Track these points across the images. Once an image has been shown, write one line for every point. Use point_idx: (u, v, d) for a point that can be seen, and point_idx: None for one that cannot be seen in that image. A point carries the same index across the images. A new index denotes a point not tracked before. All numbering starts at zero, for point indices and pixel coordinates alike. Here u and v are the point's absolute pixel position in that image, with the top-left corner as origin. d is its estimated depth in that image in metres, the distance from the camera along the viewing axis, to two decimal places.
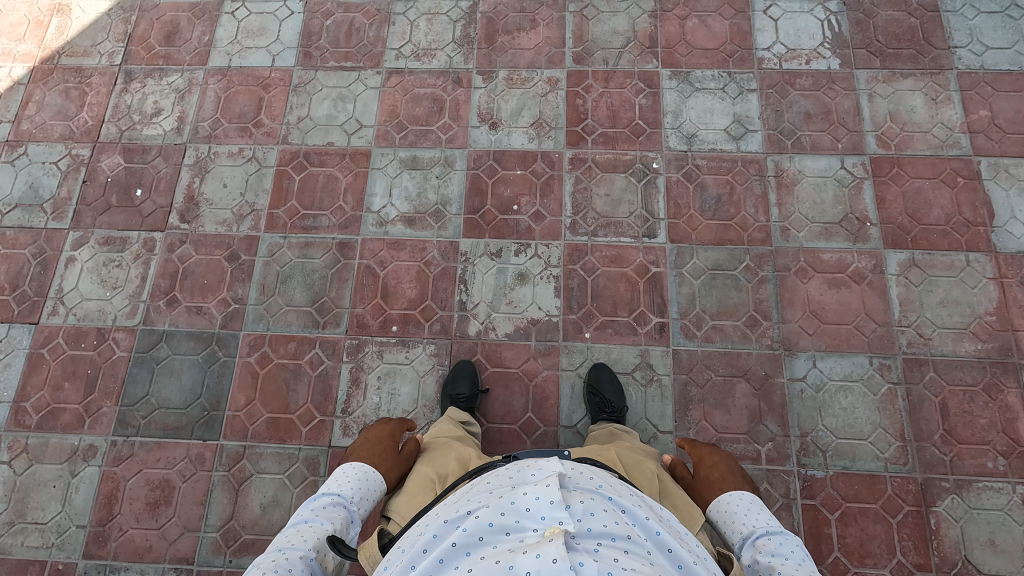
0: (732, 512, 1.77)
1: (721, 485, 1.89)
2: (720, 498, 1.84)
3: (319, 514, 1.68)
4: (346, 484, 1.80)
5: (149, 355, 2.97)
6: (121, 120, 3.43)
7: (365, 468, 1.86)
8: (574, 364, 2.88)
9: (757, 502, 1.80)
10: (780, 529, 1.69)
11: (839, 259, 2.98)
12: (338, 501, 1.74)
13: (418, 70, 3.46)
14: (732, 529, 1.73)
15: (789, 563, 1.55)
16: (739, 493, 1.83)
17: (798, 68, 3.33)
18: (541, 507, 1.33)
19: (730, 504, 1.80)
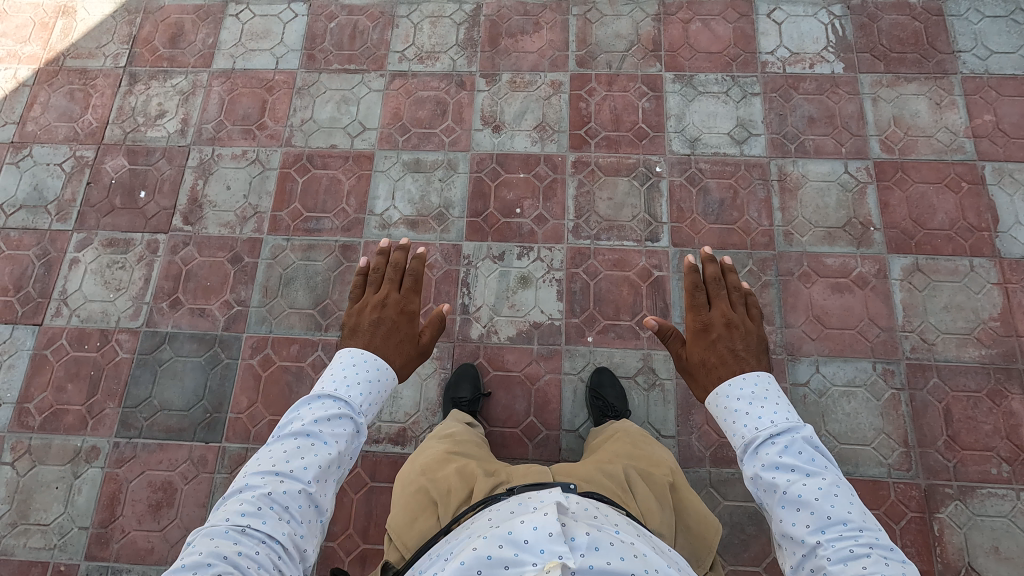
0: (731, 410, 1.56)
1: (717, 372, 1.63)
2: (718, 391, 1.60)
3: (323, 425, 1.57)
4: (355, 387, 1.65)
5: (152, 357, 2.97)
6: (125, 121, 3.44)
7: (381, 365, 1.70)
8: (576, 368, 2.88)
9: (762, 382, 1.58)
10: (786, 424, 1.50)
11: (842, 264, 2.97)
12: (346, 414, 1.61)
13: (421, 73, 3.46)
14: (734, 433, 1.54)
15: (799, 481, 1.43)
16: (740, 380, 1.59)
17: (801, 72, 3.33)
18: (540, 539, 1.33)
19: (730, 401, 1.57)
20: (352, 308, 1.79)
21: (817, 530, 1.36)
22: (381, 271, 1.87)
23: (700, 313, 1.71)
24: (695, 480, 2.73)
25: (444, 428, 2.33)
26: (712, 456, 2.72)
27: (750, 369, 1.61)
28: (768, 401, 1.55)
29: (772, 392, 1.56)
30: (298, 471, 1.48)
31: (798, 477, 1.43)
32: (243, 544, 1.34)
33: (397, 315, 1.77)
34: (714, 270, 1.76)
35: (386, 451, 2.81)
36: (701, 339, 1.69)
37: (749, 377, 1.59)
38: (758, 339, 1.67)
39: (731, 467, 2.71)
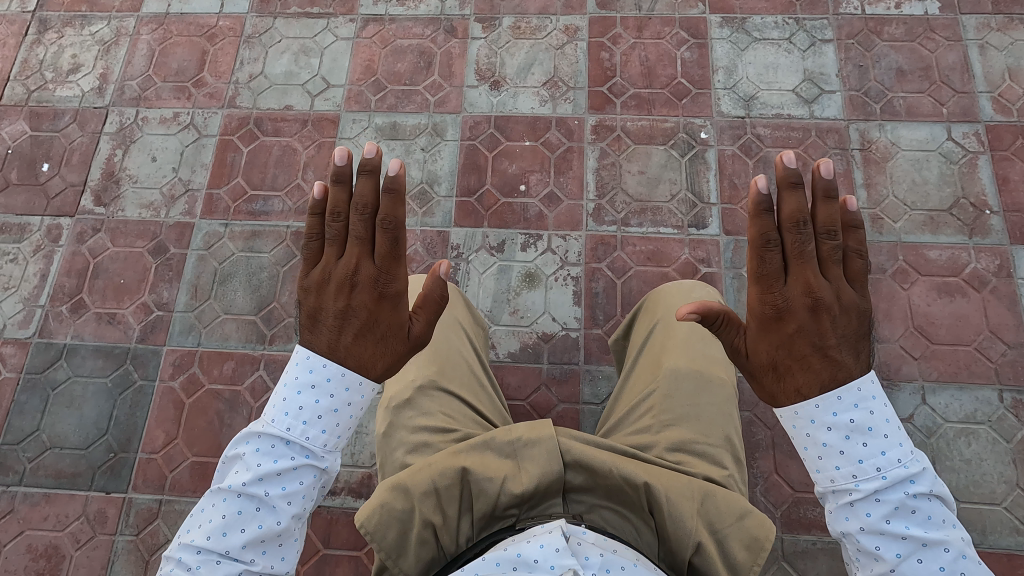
0: (818, 447, 1.05)
1: (793, 382, 1.07)
2: (801, 408, 1.06)
3: (268, 484, 1.08)
4: (315, 423, 1.11)
5: (43, 378, 2.28)
6: (30, 78, 2.74)
7: (351, 384, 1.13)
8: (599, 395, 2.17)
9: (872, 396, 1.03)
10: (898, 474, 1.00)
11: (951, 258, 2.25)
12: (301, 467, 1.10)
13: (401, 17, 2.75)
14: (818, 473, 1.06)
15: (915, 561, 0.99)
16: (832, 402, 1.04)
17: (886, 14, 2.60)
18: (547, 558, 1.01)
19: (816, 431, 1.05)
20: (308, 278, 1.17)
21: None
22: (346, 219, 1.15)
23: (771, 291, 1.07)
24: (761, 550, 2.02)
25: (417, 380, 1.54)
26: (784, 517, 2.01)
27: (847, 377, 1.04)
28: (875, 442, 1.02)
29: (882, 425, 1.02)
30: (236, 550, 1.06)
31: (908, 548, 0.99)
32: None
33: (374, 303, 1.14)
34: (795, 206, 1.05)
35: (347, 506, 2.12)
36: (772, 333, 1.09)
37: (846, 397, 1.03)
38: (857, 313, 1.06)
39: (810, 534, 1.99)
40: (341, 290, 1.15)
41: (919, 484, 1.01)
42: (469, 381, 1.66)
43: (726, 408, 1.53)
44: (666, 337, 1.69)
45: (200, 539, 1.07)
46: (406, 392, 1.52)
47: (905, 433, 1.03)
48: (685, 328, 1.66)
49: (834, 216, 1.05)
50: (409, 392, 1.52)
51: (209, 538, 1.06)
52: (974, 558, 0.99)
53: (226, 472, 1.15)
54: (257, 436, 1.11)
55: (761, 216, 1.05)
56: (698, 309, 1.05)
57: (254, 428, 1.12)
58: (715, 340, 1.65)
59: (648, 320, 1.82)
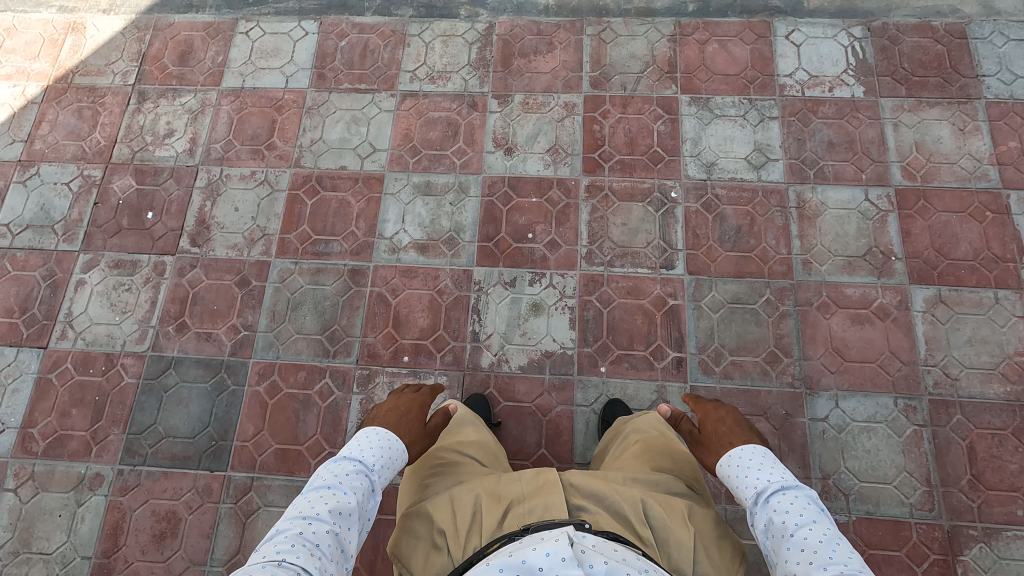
0: (745, 467, 1.72)
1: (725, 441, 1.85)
2: (730, 454, 1.78)
3: (341, 477, 1.62)
4: (367, 450, 1.72)
5: (157, 383, 2.93)
6: (133, 140, 3.41)
7: (388, 435, 1.79)
8: (588, 399, 2.82)
9: (761, 455, 1.74)
10: (792, 483, 1.65)
11: (862, 295, 2.90)
12: (360, 469, 1.66)
13: (432, 93, 3.41)
14: (746, 482, 1.69)
15: (803, 524, 1.52)
16: (749, 447, 1.78)
17: (821, 96, 3.25)
18: (553, 564, 1.33)
19: (742, 459, 1.75)
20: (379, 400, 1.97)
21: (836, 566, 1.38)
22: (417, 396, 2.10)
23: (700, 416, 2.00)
24: None
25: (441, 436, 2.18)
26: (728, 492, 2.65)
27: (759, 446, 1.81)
28: (778, 467, 1.71)
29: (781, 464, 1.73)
30: (321, 513, 1.51)
31: (802, 520, 1.54)
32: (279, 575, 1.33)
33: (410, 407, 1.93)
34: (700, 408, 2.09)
35: (395, 483, 2.77)
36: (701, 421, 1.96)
37: (757, 449, 1.77)
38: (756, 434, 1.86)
39: None
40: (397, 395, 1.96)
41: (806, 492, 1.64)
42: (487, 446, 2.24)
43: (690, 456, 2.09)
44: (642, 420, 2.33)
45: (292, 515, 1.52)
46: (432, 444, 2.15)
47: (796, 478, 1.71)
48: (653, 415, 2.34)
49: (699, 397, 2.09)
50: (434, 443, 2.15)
51: (300, 509, 1.53)
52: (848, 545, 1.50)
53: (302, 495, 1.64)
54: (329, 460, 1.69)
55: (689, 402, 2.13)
56: (669, 408, 2.12)
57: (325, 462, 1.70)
58: (675, 431, 2.35)
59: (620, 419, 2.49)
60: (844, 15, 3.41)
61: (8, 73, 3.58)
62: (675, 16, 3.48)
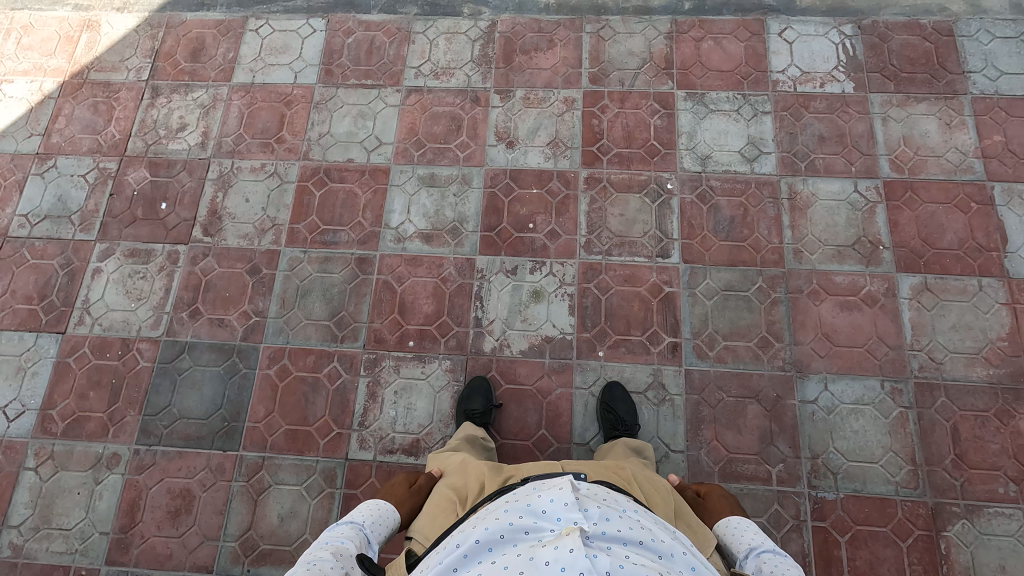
0: (739, 532, 1.84)
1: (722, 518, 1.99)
2: (731, 519, 1.91)
3: (337, 532, 1.75)
4: (357, 514, 1.87)
5: (172, 366, 3.04)
6: (147, 134, 3.52)
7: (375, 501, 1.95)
8: (587, 382, 2.92)
9: (755, 526, 1.86)
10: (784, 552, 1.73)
11: (851, 282, 3.01)
12: (353, 526, 1.79)
13: (436, 88, 3.53)
14: (739, 544, 1.79)
15: (789, 572, 1.59)
16: (744, 521, 1.90)
17: (812, 91, 3.37)
18: (557, 509, 1.45)
19: (738, 525, 1.87)
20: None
21: None
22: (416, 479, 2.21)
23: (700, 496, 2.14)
24: None
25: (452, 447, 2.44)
26: (721, 471, 2.76)
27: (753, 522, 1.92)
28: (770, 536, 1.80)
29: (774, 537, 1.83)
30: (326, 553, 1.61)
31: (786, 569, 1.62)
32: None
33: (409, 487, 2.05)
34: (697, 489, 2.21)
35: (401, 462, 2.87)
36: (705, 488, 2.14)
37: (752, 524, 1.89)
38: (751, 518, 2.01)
39: (740, 482, 2.74)
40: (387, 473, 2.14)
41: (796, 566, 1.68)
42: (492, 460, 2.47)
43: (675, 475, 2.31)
44: (620, 449, 2.50)
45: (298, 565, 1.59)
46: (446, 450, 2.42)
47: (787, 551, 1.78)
48: (628, 444, 2.51)
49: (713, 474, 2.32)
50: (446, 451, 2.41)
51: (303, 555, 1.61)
52: None
53: None
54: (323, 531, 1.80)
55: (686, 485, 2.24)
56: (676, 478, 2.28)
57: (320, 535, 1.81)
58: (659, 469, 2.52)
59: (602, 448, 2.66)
60: (835, 14, 3.52)
61: (25, 69, 3.70)
62: (672, 14, 3.60)
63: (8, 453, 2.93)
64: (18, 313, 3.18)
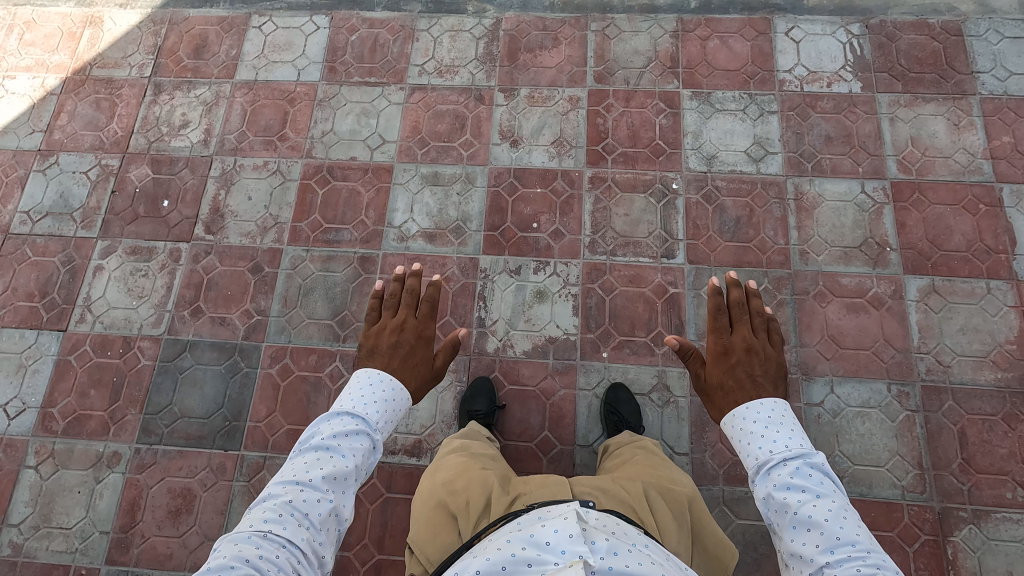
0: (747, 435, 1.61)
1: (734, 397, 1.67)
2: (736, 413, 1.63)
3: (340, 439, 1.64)
4: (371, 406, 1.71)
5: (173, 365, 3.03)
6: (149, 131, 3.50)
7: (398, 386, 1.77)
8: (591, 383, 2.90)
9: (766, 416, 1.61)
10: (799, 452, 1.55)
11: (858, 284, 2.98)
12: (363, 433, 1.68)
13: (441, 86, 3.50)
14: (747, 454, 1.59)
15: (807, 501, 1.47)
16: (755, 406, 1.63)
17: (819, 91, 3.34)
18: (560, 540, 1.39)
19: (746, 422, 1.62)
20: (370, 328, 1.85)
21: (827, 550, 1.40)
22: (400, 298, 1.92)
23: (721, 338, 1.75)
24: (708, 498, 2.73)
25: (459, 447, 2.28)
26: (726, 474, 2.73)
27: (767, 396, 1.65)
28: (784, 430, 1.59)
29: (788, 421, 1.60)
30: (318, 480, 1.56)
31: (806, 496, 1.48)
32: (263, 548, 1.40)
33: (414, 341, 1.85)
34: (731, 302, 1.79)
35: (403, 463, 2.85)
36: (721, 363, 1.72)
37: (766, 403, 1.64)
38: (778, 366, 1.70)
39: (745, 486, 2.71)
40: (393, 331, 1.84)
41: (816, 458, 1.55)
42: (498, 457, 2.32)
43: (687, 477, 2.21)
44: (632, 441, 2.45)
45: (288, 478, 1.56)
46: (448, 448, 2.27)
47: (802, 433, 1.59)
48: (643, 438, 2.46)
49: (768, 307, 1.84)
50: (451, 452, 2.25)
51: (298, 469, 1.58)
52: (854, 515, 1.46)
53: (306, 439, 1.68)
54: (332, 414, 1.70)
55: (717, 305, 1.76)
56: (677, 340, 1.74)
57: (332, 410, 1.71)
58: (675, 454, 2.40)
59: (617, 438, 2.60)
60: (843, 13, 3.49)
61: (28, 65, 3.68)
62: (678, 12, 3.57)
63: (8, 451, 2.92)
64: (19, 311, 3.16)
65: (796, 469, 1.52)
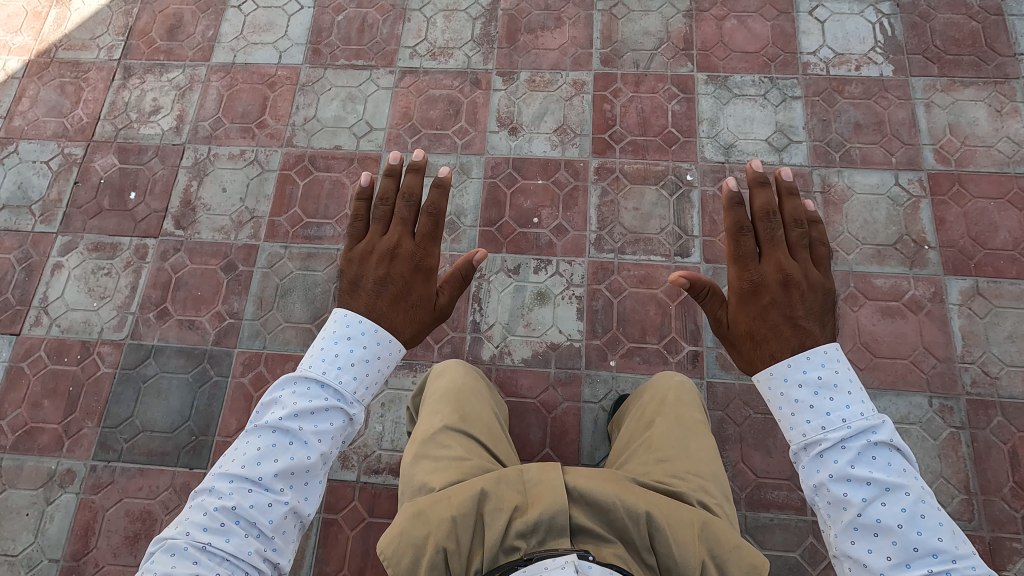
0: (791, 403, 1.38)
1: (769, 348, 1.46)
2: (775, 373, 1.41)
3: (303, 419, 1.43)
4: (345, 372, 1.48)
5: (135, 373, 2.74)
6: (117, 117, 3.22)
7: (382, 340, 1.52)
8: (597, 395, 2.61)
9: (816, 382, 1.37)
10: (861, 431, 1.31)
11: (894, 285, 2.69)
12: (332, 409, 1.46)
13: (434, 70, 3.22)
14: (793, 429, 1.38)
15: (872, 501, 1.27)
16: (802, 362, 1.39)
17: (847, 75, 3.05)
18: None
19: (790, 390, 1.39)
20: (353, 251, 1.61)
21: (899, 561, 1.22)
22: (391, 204, 1.66)
23: (746, 269, 1.51)
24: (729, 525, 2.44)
25: (443, 424, 1.92)
26: (748, 498, 2.44)
27: (816, 343, 1.41)
28: (840, 397, 1.35)
29: (845, 383, 1.36)
30: (269, 478, 1.37)
31: (871, 494, 1.27)
32: (201, 565, 1.26)
33: (410, 273, 1.59)
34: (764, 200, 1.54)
35: (388, 483, 2.56)
36: (751, 304, 1.50)
37: (814, 358, 1.39)
38: (821, 292, 1.47)
39: (770, 512, 2.42)
40: (381, 261, 1.59)
41: (880, 433, 1.32)
42: (489, 429, 2.00)
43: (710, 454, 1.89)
44: (658, 402, 2.09)
45: (234, 470, 1.38)
46: (431, 428, 1.92)
47: (864, 393, 1.35)
48: (673, 393, 2.08)
49: (795, 211, 1.54)
50: (434, 430, 1.90)
51: (245, 464, 1.36)
52: (932, 503, 1.27)
53: (265, 413, 1.48)
54: (297, 381, 1.48)
55: (734, 210, 1.52)
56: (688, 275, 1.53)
57: (296, 376, 1.49)
58: (698, 412, 2.05)
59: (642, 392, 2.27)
60: None
61: None
62: None
63: None
64: None
65: (856, 453, 1.29)
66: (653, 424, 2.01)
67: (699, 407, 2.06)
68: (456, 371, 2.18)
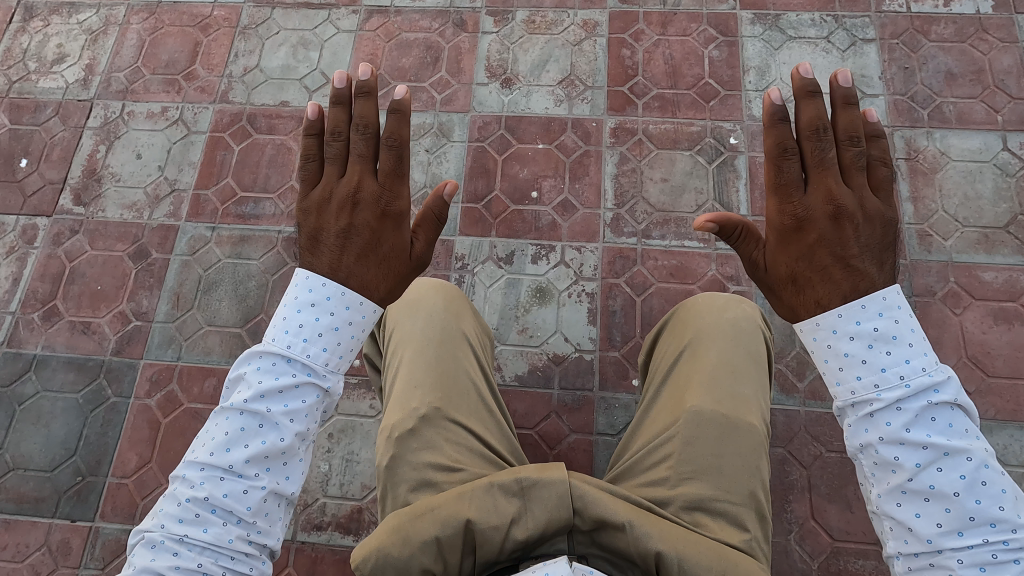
0: (839, 358, 0.94)
1: (813, 293, 0.98)
2: (822, 327, 0.95)
3: (271, 396, 0.99)
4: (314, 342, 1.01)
5: (10, 391, 2.10)
6: (11, 67, 2.58)
7: (351, 304, 1.02)
8: (615, 425, 1.96)
9: (879, 331, 0.92)
10: (923, 384, 0.90)
11: (1008, 281, 2.03)
12: (303, 386, 1.00)
13: (407, 9, 2.57)
14: (838, 386, 0.94)
15: (931, 471, 0.88)
16: (856, 311, 0.93)
17: (933, 12, 2.39)
18: None
19: (840, 341, 0.94)
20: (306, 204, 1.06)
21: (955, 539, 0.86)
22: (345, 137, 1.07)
23: (789, 201, 0.99)
24: None
25: (420, 409, 1.28)
26: (823, 570, 1.79)
27: (870, 287, 0.95)
28: (899, 351, 0.91)
29: (907, 334, 0.91)
30: (239, 466, 0.95)
31: (927, 461, 0.88)
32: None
33: (378, 222, 1.05)
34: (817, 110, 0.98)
35: (334, 543, 1.91)
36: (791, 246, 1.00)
37: (870, 306, 0.93)
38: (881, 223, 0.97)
39: None
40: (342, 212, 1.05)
41: (945, 392, 0.90)
42: (473, 406, 1.38)
43: (755, 460, 1.25)
44: (690, 362, 1.40)
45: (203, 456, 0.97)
46: (396, 411, 1.30)
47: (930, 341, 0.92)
48: (715, 352, 1.37)
49: (856, 120, 0.97)
50: (412, 421, 1.27)
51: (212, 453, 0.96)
52: (997, 468, 0.88)
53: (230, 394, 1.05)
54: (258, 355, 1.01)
55: (778, 125, 0.98)
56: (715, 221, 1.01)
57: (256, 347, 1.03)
58: (748, 382, 1.34)
59: (676, 339, 1.50)
60: None
61: None
62: None
63: None
64: None
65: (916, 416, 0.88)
66: (684, 406, 1.32)
67: (754, 372, 1.36)
68: (432, 310, 1.45)
